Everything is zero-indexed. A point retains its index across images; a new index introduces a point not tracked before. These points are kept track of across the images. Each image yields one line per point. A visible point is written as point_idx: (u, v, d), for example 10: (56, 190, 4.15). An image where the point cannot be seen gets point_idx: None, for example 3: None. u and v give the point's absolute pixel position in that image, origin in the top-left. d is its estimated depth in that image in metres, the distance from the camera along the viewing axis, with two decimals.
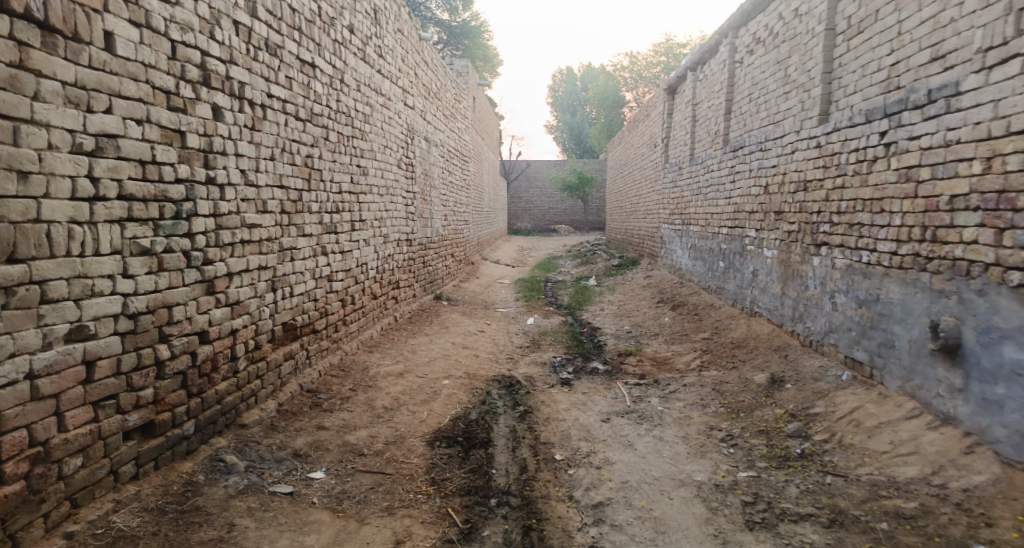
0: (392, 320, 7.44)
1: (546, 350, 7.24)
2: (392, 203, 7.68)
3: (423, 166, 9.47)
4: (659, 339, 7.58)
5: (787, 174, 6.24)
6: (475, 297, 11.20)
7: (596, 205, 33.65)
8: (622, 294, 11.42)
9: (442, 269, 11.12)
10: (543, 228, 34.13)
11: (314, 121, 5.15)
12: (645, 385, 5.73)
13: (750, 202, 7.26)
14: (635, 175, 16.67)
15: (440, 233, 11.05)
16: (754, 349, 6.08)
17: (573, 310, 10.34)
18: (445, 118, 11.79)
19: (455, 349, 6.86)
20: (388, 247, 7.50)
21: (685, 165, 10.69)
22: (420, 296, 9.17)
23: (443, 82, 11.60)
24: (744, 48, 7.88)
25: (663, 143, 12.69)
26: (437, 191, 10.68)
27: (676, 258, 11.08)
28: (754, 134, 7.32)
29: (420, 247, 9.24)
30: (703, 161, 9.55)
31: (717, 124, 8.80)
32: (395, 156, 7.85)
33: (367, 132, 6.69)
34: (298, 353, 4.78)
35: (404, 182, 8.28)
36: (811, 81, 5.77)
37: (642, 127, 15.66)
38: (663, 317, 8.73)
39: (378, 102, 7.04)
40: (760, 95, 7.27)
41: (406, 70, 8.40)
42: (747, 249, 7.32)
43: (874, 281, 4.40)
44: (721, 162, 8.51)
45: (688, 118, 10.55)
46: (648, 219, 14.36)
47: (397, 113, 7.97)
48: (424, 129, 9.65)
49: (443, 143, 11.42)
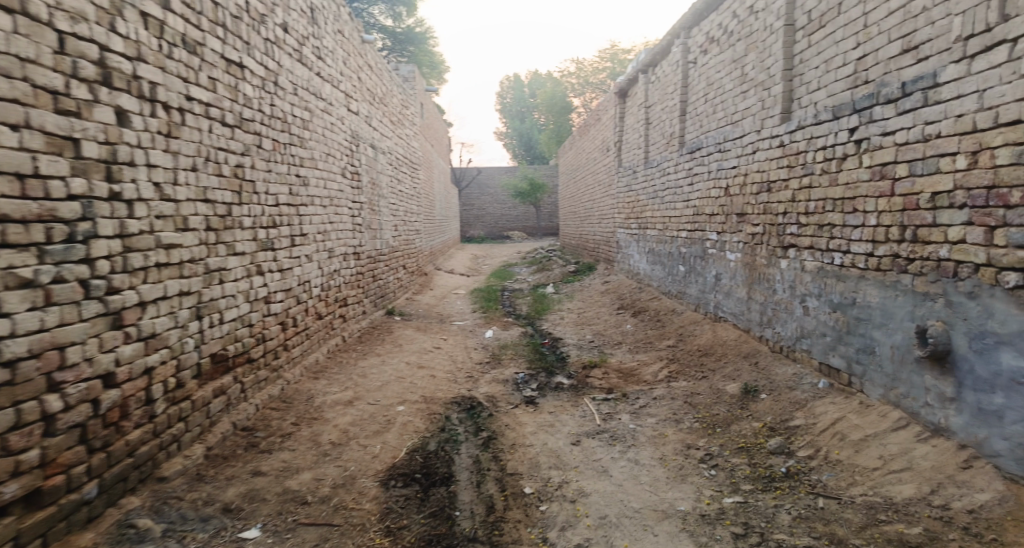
0: (339, 340, 6.92)
1: (507, 366, 6.87)
2: (337, 215, 7.17)
3: (370, 176, 8.99)
4: (623, 349, 7.31)
5: (748, 175, 6.07)
6: (429, 310, 10.74)
7: (548, 211, 33.55)
8: (581, 301, 11.16)
9: (393, 282, 10.62)
10: (496, 235, 33.81)
11: (244, 127, 4.65)
12: (613, 400, 5.43)
13: (710, 204, 7.09)
14: (588, 179, 16.51)
15: (390, 245, 10.56)
16: (723, 356, 5.86)
17: (532, 320, 10.00)
18: (392, 125, 11.31)
19: (410, 369, 6.41)
20: (333, 263, 6.99)
21: (640, 168, 10.52)
22: (370, 313, 8.66)
23: (388, 87, 11.12)
24: (697, 47, 7.73)
25: (616, 146, 12.54)
26: (385, 201, 10.19)
27: (634, 262, 10.90)
28: (711, 135, 7.15)
29: (368, 261, 8.73)
30: (658, 164, 9.39)
31: (672, 125, 8.65)
32: (339, 165, 7.35)
33: (307, 140, 6.19)
34: (231, 387, 4.27)
35: (350, 191, 7.79)
36: (771, 79, 5.61)
37: (593, 132, 15.53)
38: (624, 324, 8.49)
39: (317, 108, 6.54)
40: (715, 95, 7.11)
41: (348, 74, 7.92)
42: (708, 252, 7.13)
43: (849, 284, 4.21)
44: (677, 164, 8.34)
45: (641, 120, 10.39)
46: (603, 224, 14.18)
47: (340, 119, 7.48)
48: (370, 136, 9.17)
49: (391, 150, 10.94)
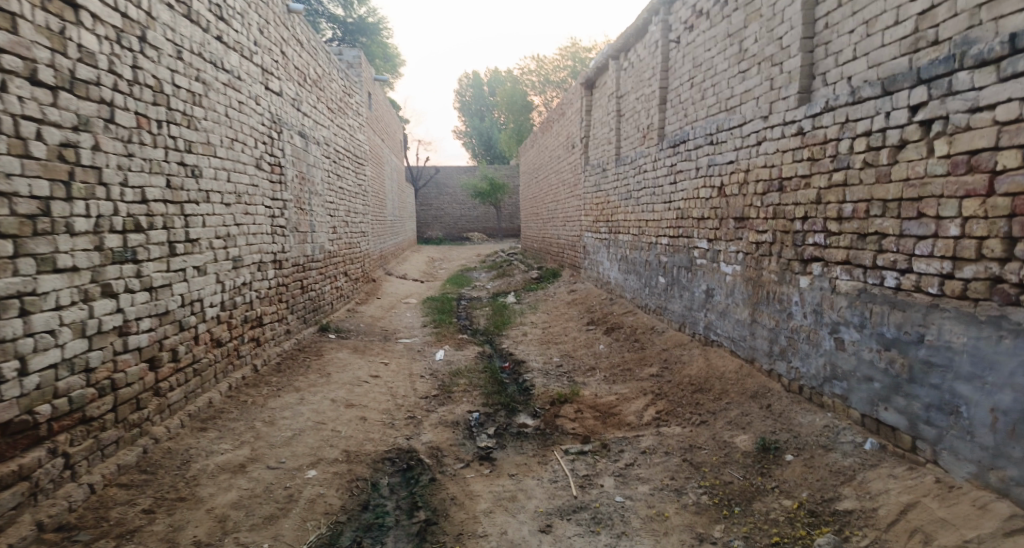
0: (248, 373, 5.54)
1: (459, 401, 5.61)
2: (248, 215, 5.80)
3: (297, 169, 7.61)
4: (597, 378, 6.13)
5: (750, 170, 4.98)
6: (372, 326, 9.38)
7: (509, 212, 32.38)
8: (545, 313, 9.96)
9: (328, 292, 9.22)
10: (455, 237, 32.47)
11: (78, 90, 3.31)
12: (591, 454, 4.26)
13: (698, 206, 6.01)
14: (551, 179, 15.36)
15: (325, 249, 9.17)
16: (723, 393, 4.74)
17: (490, 337, 8.74)
18: (329, 112, 9.90)
19: (335, 408, 5.12)
20: (241, 274, 5.60)
21: (610, 165, 9.41)
22: (296, 332, 7.29)
23: (324, 68, 9.70)
24: (681, 24, 6.63)
25: (583, 143, 11.41)
26: (318, 198, 8.80)
27: (604, 270, 9.77)
28: (699, 125, 6.07)
29: (293, 271, 7.34)
30: (632, 160, 8.28)
31: (649, 117, 7.54)
32: (251, 153, 5.97)
33: (201, 119, 4.83)
34: (40, 467, 2.98)
35: (267, 186, 6.41)
36: (783, 52, 4.52)
37: (557, 127, 14.35)
38: (597, 344, 7.34)
39: (217, 79, 5.16)
40: (704, 78, 6.03)
41: (265, 45, 6.53)
42: (698, 263, 6.02)
43: (914, 316, 3.17)
44: (657, 160, 7.22)
45: (612, 112, 9.26)
46: (568, 228, 13.04)
47: (253, 96, 6.10)
48: (298, 122, 7.79)
49: (326, 141, 9.54)
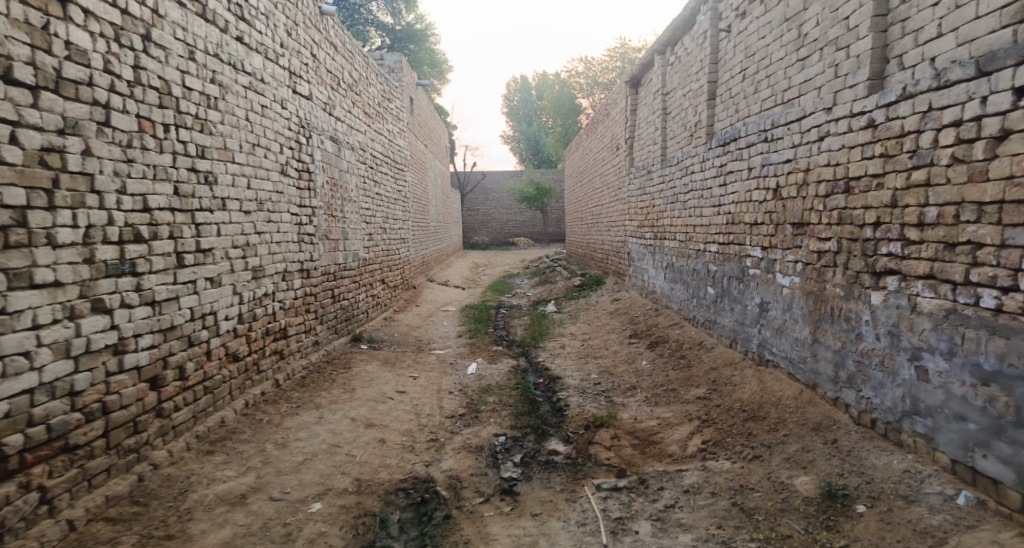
0: (268, 388, 5.28)
1: (486, 423, 5.21)
2: (270, 222, 5.55)
3: (328, 175, 7.37)
4: (637, 399, 5.62)
5: (811, 170, 4.40)
6: (404, 337, 9.10)
7: (555, 216, 31.91)
8: (586, 324, 9.47)
9: (362, 301, 8.98)
10: (500, 242, 32.23)
11: (64, 90, 3.14)
12: (626, 491, 3.80)
13: (751, 211, 5.44)
14: (595, 182, 14.83)
15: (359, 257, 8.92)
16: (780, 423, 4.18)
17: (526, 349, 8.31)
18: (365, 117, 9.67)
19: (352, 428, 4.82)
20: (262, 284, 5.35)
21: (656, 167, 8.84)
22: (324, 343, 7.07)
23: (361, 72, 9.48)
24: (731, 11, 6.07)
25: (627, 144, 10.88)
26: (352, 204, 8.57)
27: (649, 279, 9.21)
28: (752, 121, 5.50)
29: (323, 279, 7.09)
30: (679, 161, 7.71)
31: (697, 114, 6.99)
32: (275, 158, 5.73)
33: (216, 123, 4.57)
34: (10, 504, 2.80)
35: (294, 193, 6.17)
36: (851, 33, 3.96)
37: (601, 129, 13.85)
38: (639, 359, 6.83)
39: (238, 82, 4.95)
40: (758, 69, 5.46)
41: (292, 46, 6.30)
42: (751, 273, 5.45)
43: (1021, 346, 2.71)
44: (705, 160, 6.66)
45: (657, 110, 8.72)
46: (613, 233, 12.48)
47: (278, 100, 5.86)
48: (330, 127, 7.54)
49: (362, 147, 9.32)
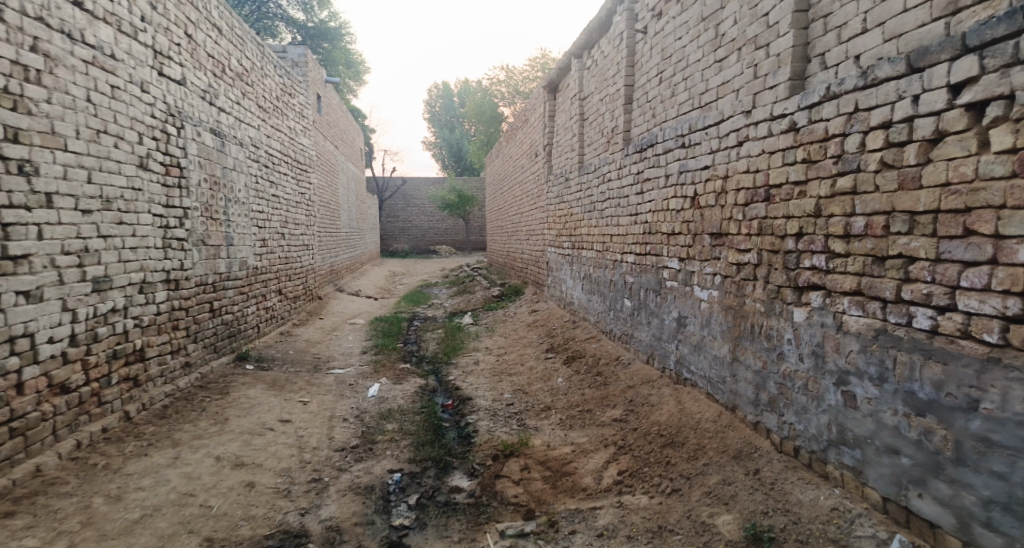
0: (114, 423, 4.68)
1: (380, 457, 4.66)
2: (122, 223, 5.05)
3: (206, 171, 6.90)
4: (551, 422, 5.18)
5: (730, 177, 4.13)
6: (303, 355, 8.35)
7: (477, 225, 31.47)
8: (502, 337, 9.03)
9: (252, 314, 8.43)
10: (421, 250, 31.45)
11: None
12: (535, 537, 3.39)
13: (668, 220, 5.15)
14: (515, 189, 14.47)
15: (248, 265, 8.34)
16: (699, 451, 3.85)
17: (436, 366, 7.73)
18: (258, 111, 9.06)
19: (223, 468, 4.31)
20: (111, 296, 4.83)
21: (573, 175, 8.55)
22: (198, 364, 6.50)
23: (254, 63, 8.88)
24: (648, 12, 5.80)
25: (545, 150, 10.58)
26: (238, 206, 7.98)
27: (567, 289, 8.89)
28: (669, 126, 5.21)
29: (198, 292, 6.58)
30: (595, 169, 7.43)
31: (613, 119, 6.70)
32: (132, 149, 5.25)
33: (38, 108, 4.08)
34: None
35: (156, 188, 5.69)
36: (771, 30, 3.70)
37: (519, 135, 13.51)
38: (554, 375, 6.43)
39: (81, 58, 4.51)
40: (675, 71, 5.18)
41: (155, 25, 5.82)
42: (668, 286, 5.15)
43: (963, 374, 2.49)
44: (622, 168, 6.37)
45: (574, 114, 8.41)
46: (531, 242, 12.15)
47: (136, 83, 5.39)
48: (209, 118, 7.10)
49: (253, 142, 8.70)
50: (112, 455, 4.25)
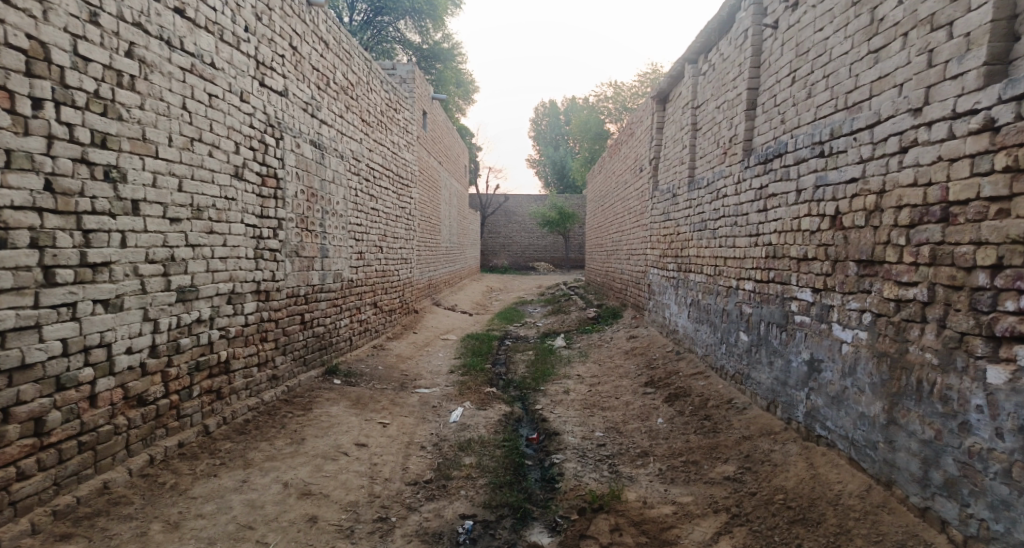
0: (191, 437, 4.47)
1: (453, 497, 4.18)
2: (213, 233, 4.85)
3: (303, 182, 6.77)
4: (649, 472, 4.46)
5: (888, 191, 3.31)
6: (391, 371, 8.14)
7: (576, 242, 30.90)
8: (596, 363, 8.38)
9: (344, 327, 8.30)
10: (520, 266, 31.27)
11: None
12: None
13: (799, 243, 4.34)
14: (616, 206, 13.81)
15: (343, 277, 8.23)
16: (842, 536, 3.07)
17: (524, 393, 7.20)
18: (361, 124, 9.01)
19: (287, 496, 3.99)
20: (197, 306, 4.64)
21: (682, 191, 7.79)
22: (285, 377, 6.36)
23: (359, 75, 8.86)
24: (781, 3, 5.02)
25: (651, 165, 9.85)
26: (335, 218, 7.90)
27: (671, 315, 8.10)
28: (803, 132, 4.41)
29: (289, 304, 6.45)
30: (709, 184, 6.65)
31: (733, 128, 5.92)
32: (228, 158, 5.06)
33: (130, 111, 3.92)
34: None
35: (251, 198, 5.52)
36: (957, 5, 2.94)
37: (624, 150, 12.83)
38: (654, 414, 5.71)
39: (177, 66, 4.36)
40: (812, 67, 4.38)
41: (259, 34, 5.72)
42: (797, 322, 4.32)
43: None
44: (741, 182, 5.57)
45: (686, 125, 7.66)
46: (633, 262, 11.43)
47: (236, 92, 5.22)
48: (310, 131, 7.00)
49: (353, 155, 8.64)
50: (183, 473, 4.03)
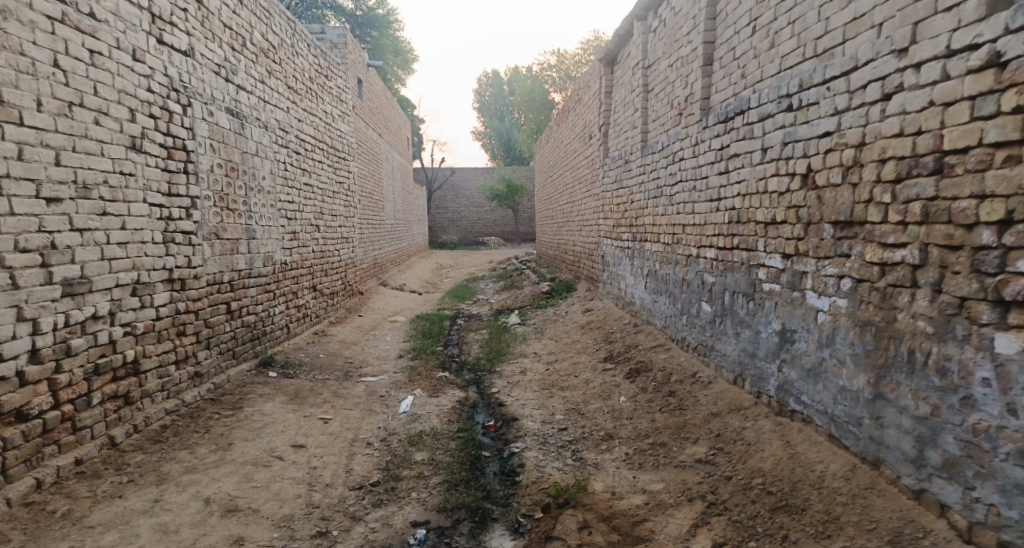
0: (92, 452, 3.95)
1: (403, 502, 3.75)
2: (107, 216, 4.31)
3: (220, 155, 6.15)
4: (615, 458, 4.12)
5: (868, 144, 3.02)
6: (334, 359, 7.59)
7: (526, 215, 30.52)
8: (553, 340, 8.04)
9: (280, 314, 7.70)
10: (470, 241, 30.72)
11: None
12: None
13: (764, 207, 4.02)
14: (566, 176, 13.42)
15: (275, 260, 7.59)
16: (831, 526, 2.80)
17: (478, 376, 6.79)
18: (287, 92, 8.27)
19: (211, 516, 3.49)
20: (92, 300, 4.13)
21: (634, 156, 7.44)
22: (209, 373, 5.74)
23: (281, 38, 8.10)
24: None
25: (601, 131, 9.46)
26: (263, 196, 7.22)
27: (627, 287, 7.81)
28: (766, 86, 4.06)
29: (210, 292, 5.84)
30: (663, 147, 6.31)
31: (687, 86, 5.55)
32: (120, 127, 4.52)
33: None
34: None
35: (154, 173, 4.94)
36: None
37: (572, 117, 12.39)
38: (616, 393, 5.39)
39: (43, 15, 3.79)
40: (774, 13, 4.01)
41: None
42: (766, 290, 4.00)
43: None
44: (698, 144, 5.22)
45: (637, 87, 7.27)
46: (585, 233, 11.10)
47: (127, 51, 4.64)
48: (224, 98, 6.32)
49: (280, 126, 7.92)
50: (79, 497, 3.53)
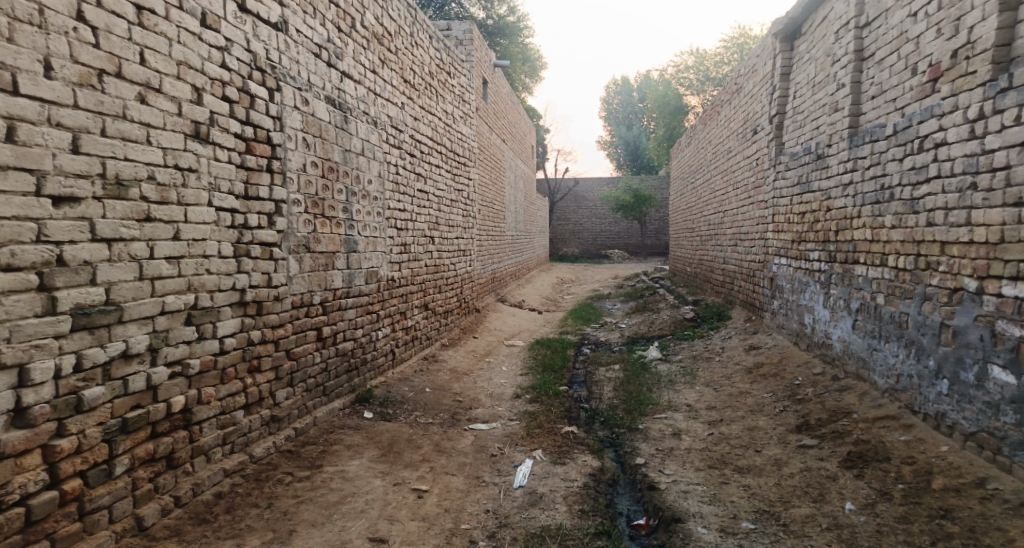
0: (106, 545, 2.98)
1: None
2: (152, 222, 3.31)
3: (316, 152, 5.11)
4: None
5: None
6: (441, 396, 6.38)
7: (654, 227, 28.37)
8: (710, 388, 6.30)
9: (384, 338, 6.61)
10: (592, 254, 29.09)
11: None
12: None
13: None
14: (715, 181, 11.55)
15: (380, 276, 6.52)
16: None
17: (616, 435, 5.25)
18: (403, 85, 7.24)
19: None
20: (123, 333, 3.13)
21: (835, 150, 5.60)
22: (290, 417, 4.67)
23: (398, 23, 7.10)
24: None
25: (775, 123, 7.60)
26: (368, 201, 6.19)
27: (820, 323, 5.90)
28: None
29: (296, 317, 4.78)
30: (895, 133, 4.49)
31: (955, 35, 3.74)
32: (178, 108, 3.53)
33: None
34: None
35: (226, 169, 3.93)
36: None
37: (726, 113, 10.59)
38: (833, 493, 3.63)
39: None
40: None
41: None
42: None
43: None
44: (984, 118, 3.44)
45: (844, 57, 5.45)
46: (743, 250, 9.20)
47: (193, 14, 3.66)
48: (324, 85, 5.27)
49: (393, 122, 6.89)
50: None
